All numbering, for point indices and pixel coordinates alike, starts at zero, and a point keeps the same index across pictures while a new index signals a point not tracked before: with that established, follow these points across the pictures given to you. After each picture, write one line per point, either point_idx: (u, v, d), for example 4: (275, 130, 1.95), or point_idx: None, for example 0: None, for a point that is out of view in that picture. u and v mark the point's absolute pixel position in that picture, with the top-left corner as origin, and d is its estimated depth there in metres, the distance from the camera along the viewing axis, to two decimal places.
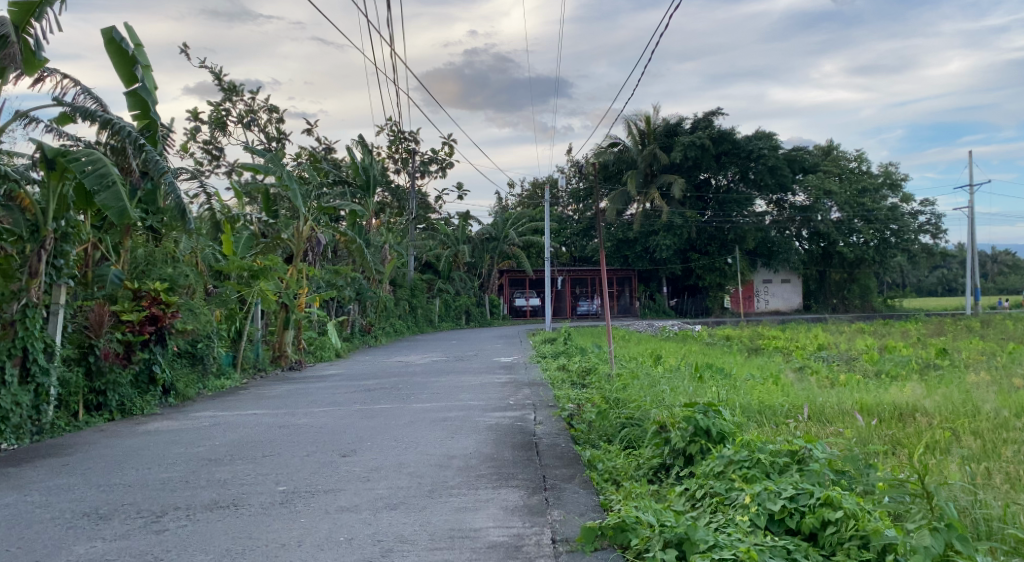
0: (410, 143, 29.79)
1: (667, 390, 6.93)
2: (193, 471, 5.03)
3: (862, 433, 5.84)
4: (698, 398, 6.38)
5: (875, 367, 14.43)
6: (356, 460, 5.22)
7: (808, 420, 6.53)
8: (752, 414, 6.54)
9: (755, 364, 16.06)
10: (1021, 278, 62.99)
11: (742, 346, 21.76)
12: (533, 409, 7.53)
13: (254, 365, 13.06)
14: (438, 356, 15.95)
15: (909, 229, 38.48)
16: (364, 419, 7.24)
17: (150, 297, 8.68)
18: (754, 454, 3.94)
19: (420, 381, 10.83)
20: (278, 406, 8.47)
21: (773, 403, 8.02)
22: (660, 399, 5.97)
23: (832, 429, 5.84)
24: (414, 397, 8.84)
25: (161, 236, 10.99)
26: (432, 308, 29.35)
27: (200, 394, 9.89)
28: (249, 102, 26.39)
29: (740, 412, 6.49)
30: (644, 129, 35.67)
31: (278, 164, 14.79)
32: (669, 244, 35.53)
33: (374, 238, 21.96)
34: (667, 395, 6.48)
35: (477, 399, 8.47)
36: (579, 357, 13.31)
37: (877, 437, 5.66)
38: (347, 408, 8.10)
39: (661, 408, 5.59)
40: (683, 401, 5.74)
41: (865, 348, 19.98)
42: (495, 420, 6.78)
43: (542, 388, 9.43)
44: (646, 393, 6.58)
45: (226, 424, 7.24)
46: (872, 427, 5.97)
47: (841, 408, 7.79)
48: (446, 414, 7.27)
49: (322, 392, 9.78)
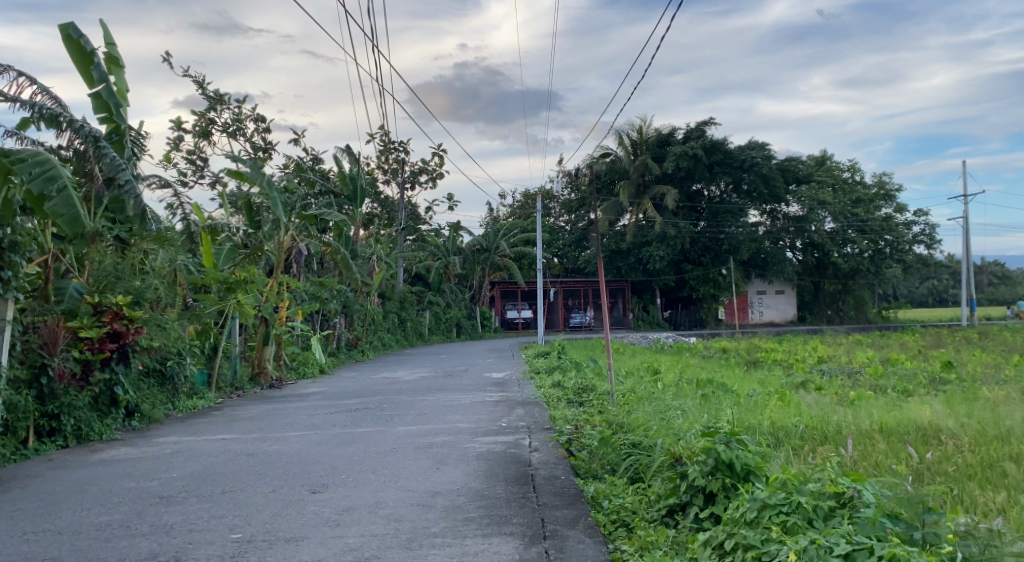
0: (399, 153, 29.25)
1: (676, 412, 6.37)
2: (138, 513, 4.38)
3: (899, 467, 5.24)
4: (715, 424, 5.83)
5: (882, 382, 13.85)
6: (326, 499, 4.58)
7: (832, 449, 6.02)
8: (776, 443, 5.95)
9: (756, 378, 15.47)
10: (1010, 290, 63.16)
11: (740, 359, 21.24)
12: (527, 432, 6.92)
13: (230, 383, 12.35)
14: (427, 371, 15.32)
15: (904, 240, 38.23)
16: (342, 445, 6.61)
17: (112, 312, 8.00)
18: (791, 496, 3.34)
19: (406, 400, 10.18)
20: (251, 430, 7.81)
21: (790, 424, 7.46)
22: (673, 425, 5.40)
23: (864, 461, 5.29)
24: (399, 419, 8.19)
25: (130, 247, 10.33)
26: (422, 321, 28.68)
27: (168, 415, 9.22)
28: (235, 110, 25.79)
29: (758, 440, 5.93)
30: (636, 139, 35.13)
31: (259, 171, 14.12)
32: (663, 255, 35.05)
33: (361, 249, 21.31)
34: (680, 419, 5.90)
35: (466, 420, 7.83)
36: (573, 373, 12.67)
37: (917, 472, 5.06)
38: (323, 432, 7.44)
39: (676, 435, 5.02)
40: (699, 428, 5.18)
41: (866, 361, 19.48)
42: (485, 447, 6.16)
43: (537, 407, 8.81)
44: (656, 417, 5.99)
45: (190, 452, 6.59)
46: (909, 461, 5.36)
47: (860, 430, 7.26)
48: (434, 440, 6.62)
49: (301, 413, 9.12)
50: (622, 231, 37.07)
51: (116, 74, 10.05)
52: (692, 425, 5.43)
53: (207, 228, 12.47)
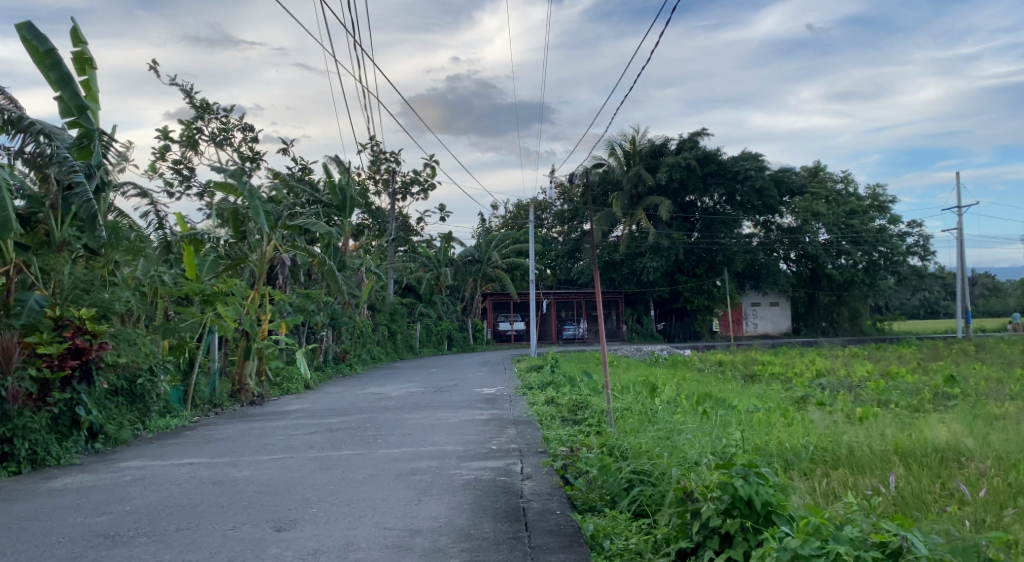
0: (391, 163, 28.80)
1: (683, 435, 5.89)
2: (76, 558, 3.86)
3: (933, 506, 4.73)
4: (729, 452, 5.37)
5: (885, 397, 13.37)
6: (291, 539, 4.05)
7: (853, 485, 5.57)
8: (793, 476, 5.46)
9: (754, 393, 14.95)
10: (1001, 302, 63.26)
11: (737, 373, 20.70)
12: (520, 456, 6.41)
13: (208, 400, 11.75)
14: (415, 387, 14.75)
15: (898, 251, 37.96)
16: (319, 471, 6.08)
17: (74, 326, 7.46)
18: (826, 545, 2.86)
19: (391, 418, 9.64)
20: (222, 453, 7.27)
21: (802, 447, 7.00)
22: (684, 451, 4.93)
23: (893, 500, 4.83)
24: (381, 441, 7.65)
25: (99, 259, 9.79)
26: (413, 334, 28.12)
27: (137, 436, 8.66)
28: (222, 119, 25.28)
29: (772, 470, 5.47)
30: (629, 151, 34.70)
31: (243, 181, 13.59)
32: (657, 266, 34.67)
33: (350, 260, 20.74)
34: (691, 444, 5.43)
35: (454, 442, 7.30)
36: (567, 388, 12.15)
37: (951, 510, 4.57)
38: (299, 455, 6.91)
39: (687, 465, 4.55)
40: (713, 457, 4.71)
41: (866, 375, 18.94)
42: (474, 474, 5.65)
43: (530, 427, 8.31)
44: (664, 441, 5.51)
45: (153, 479, 6.05)
46: (941, 502, 4.85)
47: (876, 453, 6.81)
48: (418, 465, 6.10)
49: (278, 434, 8.56)
50: (615, 242, 36.63)
51: (88, 73, 9.60)
52: (706, 453, 4.96)
53: (186, 238, 11.98)
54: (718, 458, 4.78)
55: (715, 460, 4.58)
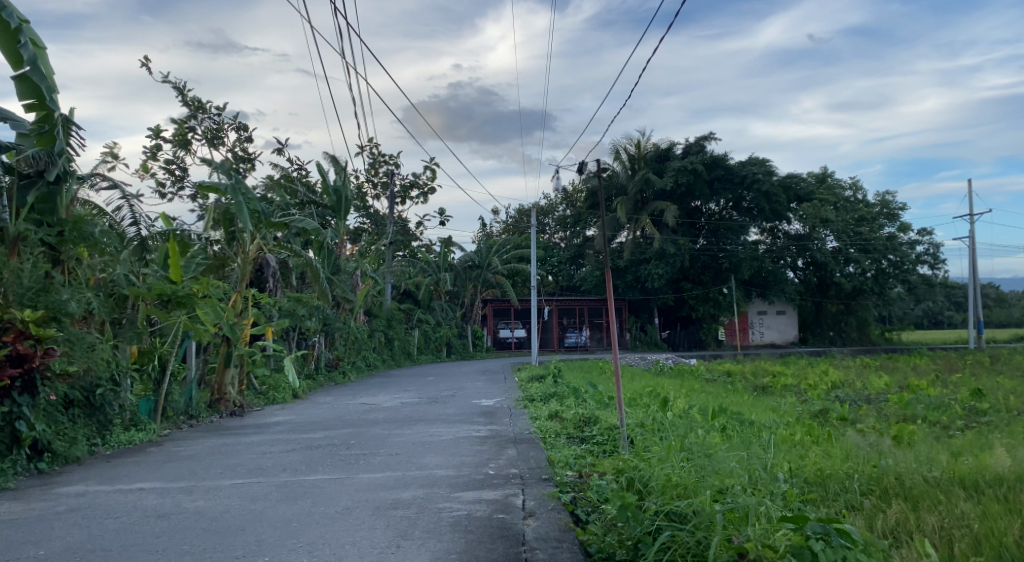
0: (390, 166, 27.98)
1: (723, 461, 4.98)
2: None
3: None
4: (783, 496, 4.46)
5: (909, 412, 12.47)
6: None
7: (926, 533, 4.66)
8: (850, 522, 4.54)
9: (769, 406, 14.07)
10: (1004, 311, 62.68)
11: (747, 384, 19.74)
12: (522, 485, 5.48)
13: (182, 411, 10.86)
14: (408, 397, 13.85)
15: (908, 260, 37.06)
16: (285, 503, 5.16)
17: (15, 330, 6.55)
18: None
19: (377, 434, 8.70)
20: (181, 476, 6.34)
21: (843, 473, 6.07)
22: (732, 488, 4.03)
23: None
24: (363, 463, 6.70)
25: (60, 256, 9.04)
26: (411, 340, 27.23)
27: (91, 454, 7.77)
28: (215, 118, 24.44)
29: (832, 515, 4.57)
30: (634, 154, 33.95)
31: (232, 176, 12.62)
32: (662, 273, 33.71)
33: (347, 264, 19.80)
34: (736, 476, 4.52)
35: (445, 466, 6.36)
36: (571, 401, 11.22)
37: None
38: (266, 481, 5.98)
39: (741, 513, 3.66)
40: (774, 503, 3.82)
41: (884, 387, 17.98)
42: (466, 510, 4.73)
43: (532, 446, 7.38)
44: (702, 468, 4.60)
45: (87, 511, 5.13)
46: None
47: (933, 483, 5.92)
48: (400, 496, 5.19)
49: (249, 452, 7.62)
50: (618, 248, 35.90)
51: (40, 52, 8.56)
52: (760, 496, 4.06)
53: (173, 235, 11.21)
54: (780, 507, 3.89)
55: (780, 512, 3.69)
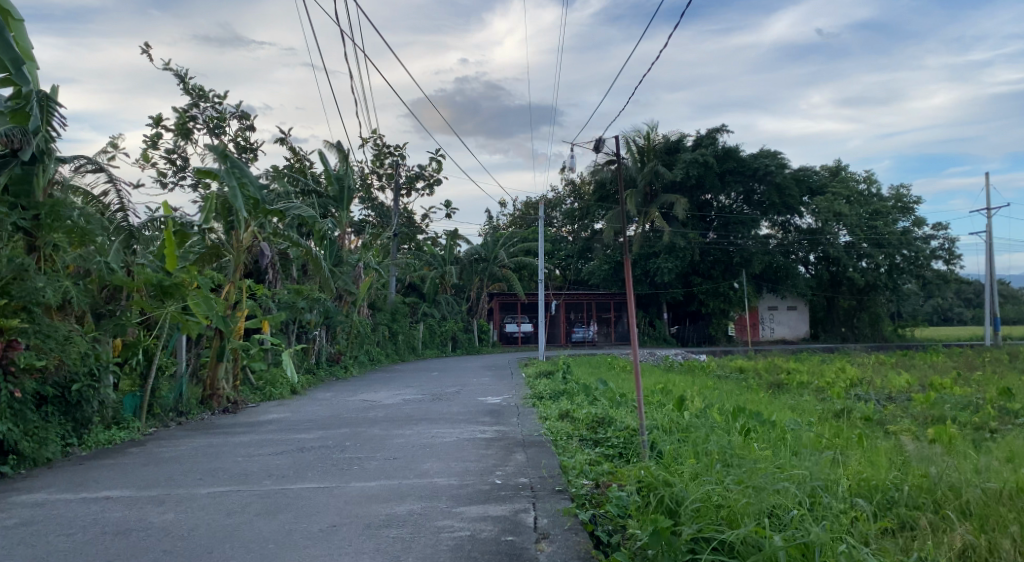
0: (395, 157, 27.31)
1: (772, 475, 4.34)
2: None
3: None
4: (849, 522, 3.84)
5: (938, 412, 11.78)
6: None
7: None
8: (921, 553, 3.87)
9: (788, 405, 13.39)
10: (1016, 309, 61.64)
11: (762, 382, 19.02)
12: (533, 499, 4.85)
13: (170, 408, 10.29)
14: (411, 393, 13.21)
15: (923, 255, 36.20)
16: (263, 518, 4.54)
17: None
18: None
19: (376, 435, 8.07)
20: (157, 483, 5.73)
21: (894, 484, 5.37)
22: (794, 519, 3.40)
23: None
24: (356, 469, 6.07)
25: (37, 242, 8.39)
26: (416, 334, 26.69)
27: (64, 455, 7.21)
28: (216, 106, 23.82)
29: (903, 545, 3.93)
30: (643, 146, 33.21)
31: (227, 160, 11.87)
32: (671, 267, 32.92)
33: (348, 255, 19.08)
34: (791, 497, 3.90)
35: (447, 474, 5.73)
36: (582, 400, 10.57)
37: None
38: (248, 490, 5.36)
39: (808, 554, 3.05)
40: (847, 538, 3.22)
41: (905, 385, 17.30)
42: (471, 530, 4.10)
43: (542, 451, 6.74)
44: (752, 484, 3.97)
45: (42, 524, 4.53)
46: None
47: (997, 496, 5.20)
48: (395, 512, 4.56)
49: (234, 455, 7.00)
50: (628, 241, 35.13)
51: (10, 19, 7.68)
52: (832, 529, 3.44)
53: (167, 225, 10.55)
54: (854, 542, 3.29)
55: (857, 551, 3.09)
